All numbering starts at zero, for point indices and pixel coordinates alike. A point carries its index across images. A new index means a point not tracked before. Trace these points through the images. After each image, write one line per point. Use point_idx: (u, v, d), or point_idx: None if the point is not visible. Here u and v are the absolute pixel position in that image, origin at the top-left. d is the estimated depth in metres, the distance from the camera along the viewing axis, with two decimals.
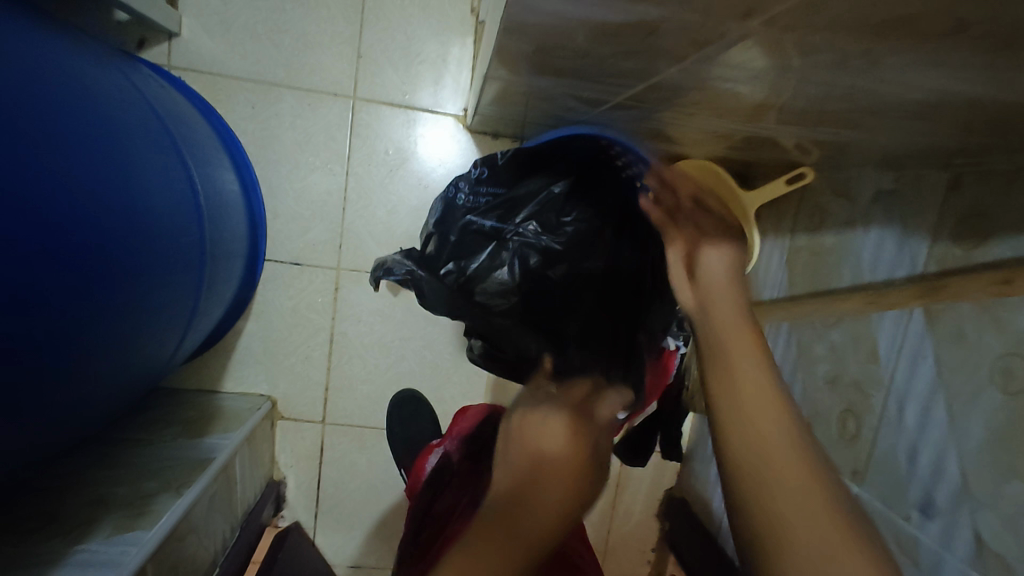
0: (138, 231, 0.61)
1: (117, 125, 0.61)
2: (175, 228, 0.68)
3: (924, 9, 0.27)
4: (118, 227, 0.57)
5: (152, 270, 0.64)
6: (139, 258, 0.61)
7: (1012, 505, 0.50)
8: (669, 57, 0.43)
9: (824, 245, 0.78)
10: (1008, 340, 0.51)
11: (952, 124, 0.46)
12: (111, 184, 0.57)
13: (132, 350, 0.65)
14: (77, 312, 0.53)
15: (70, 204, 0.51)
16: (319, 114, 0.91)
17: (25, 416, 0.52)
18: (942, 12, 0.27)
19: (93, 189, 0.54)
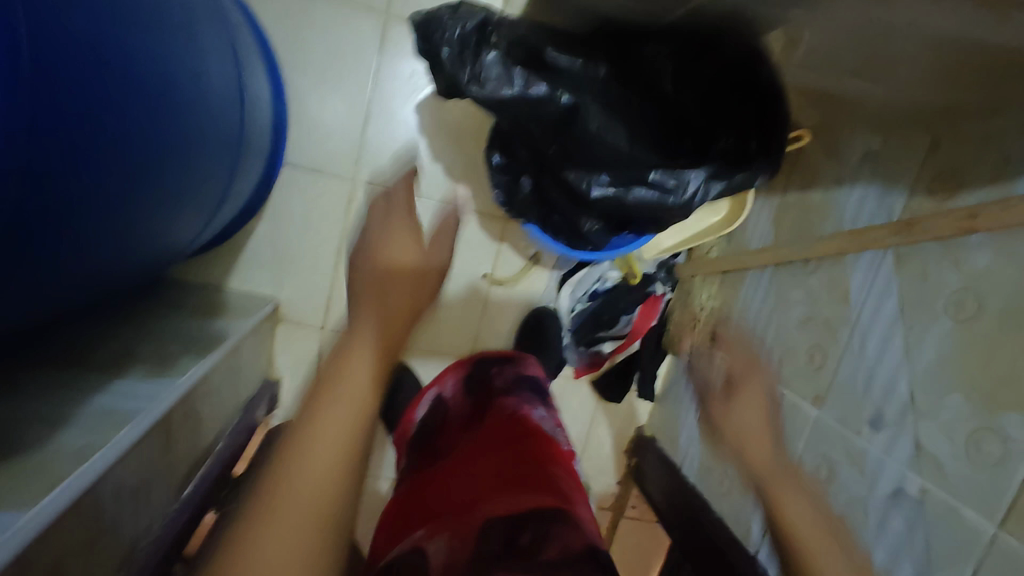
0: (165, 95, 0.60)
1: None
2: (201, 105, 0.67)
3: None
4: (163, 92, 0.59)
5: (173, 140, 0.63)
6: (163, 124, 0.60)
7: (949, 413, 0.59)
8: None
9: (812, 201, 0.86)
10: (966, 275, 0.59)
11: (948, 75, 0.53)
12: (144, 38, 0.56)
13: (150, 219, 0.65)
14: (122, 168, 0.56)
15: (118, 58, 0.53)
16: (351, 25, 0.93)
17: (79, 258, 0.56)
18: None
19: (143, 46, 0.56)
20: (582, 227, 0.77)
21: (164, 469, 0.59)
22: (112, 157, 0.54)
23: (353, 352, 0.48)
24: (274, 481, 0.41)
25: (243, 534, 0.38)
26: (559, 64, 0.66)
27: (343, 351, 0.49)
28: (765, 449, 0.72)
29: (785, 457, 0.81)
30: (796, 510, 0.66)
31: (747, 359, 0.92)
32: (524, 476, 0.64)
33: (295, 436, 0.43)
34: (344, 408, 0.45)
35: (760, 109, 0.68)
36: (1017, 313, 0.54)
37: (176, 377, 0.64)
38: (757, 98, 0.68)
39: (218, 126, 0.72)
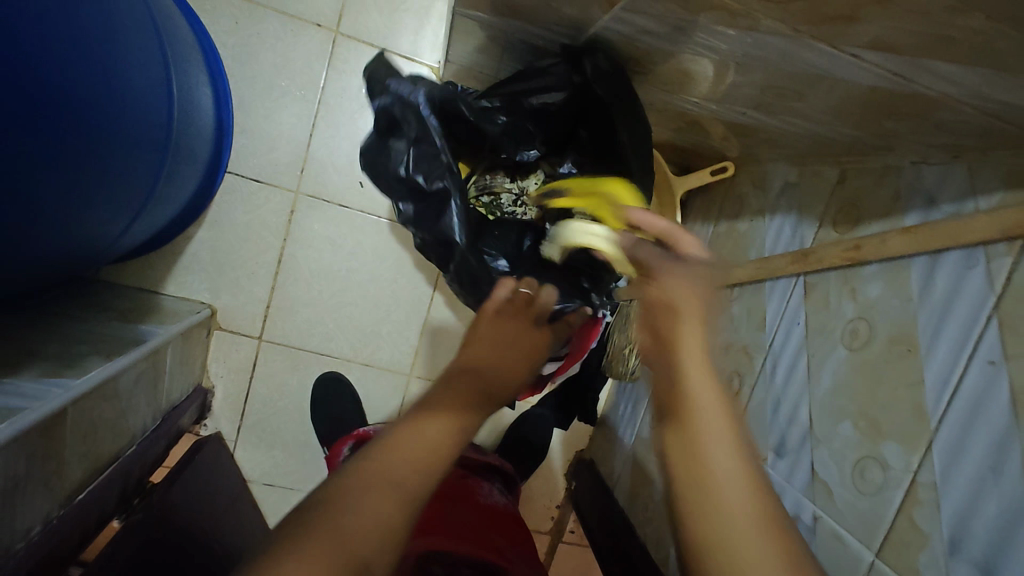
0: (54, 91, 0.57)
1: (109, 9, 0.65)
2: (111, 105, 0.66)
3: None
4: (85, 104, 0.62)
5: (67, 145, 0.61)
6: (63, 119, 0.59)
7: (841, 442, 0.59)
8: (601, 2, 0.50)
9: (739, 231, 0.89)
10: (859, 306, 0.61)
11: (842, 110, 0.56)
12: (37, 28, 0.55)
13: (41, 207, 0.61)
14: (25, 167, 0.57)
15: (34, 65, 0.55)
16: (300, 41, 0.95)
17: None
18: None
19: (61, 57, 0.58)
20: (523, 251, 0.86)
21: (50, 465, 0.57)
22: (18, 152, 0.55)
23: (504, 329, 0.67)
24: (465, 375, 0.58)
25: (350, 484, 0.43)
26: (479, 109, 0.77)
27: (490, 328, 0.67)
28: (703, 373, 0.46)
29: None
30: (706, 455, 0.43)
31: None
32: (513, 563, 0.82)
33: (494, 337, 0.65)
34: (473, 386, 0.57)
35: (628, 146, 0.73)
36: (898, 342, 0.56)
37: (66, 381, 0.62)
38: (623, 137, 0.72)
39: (130, 128, 0.70)
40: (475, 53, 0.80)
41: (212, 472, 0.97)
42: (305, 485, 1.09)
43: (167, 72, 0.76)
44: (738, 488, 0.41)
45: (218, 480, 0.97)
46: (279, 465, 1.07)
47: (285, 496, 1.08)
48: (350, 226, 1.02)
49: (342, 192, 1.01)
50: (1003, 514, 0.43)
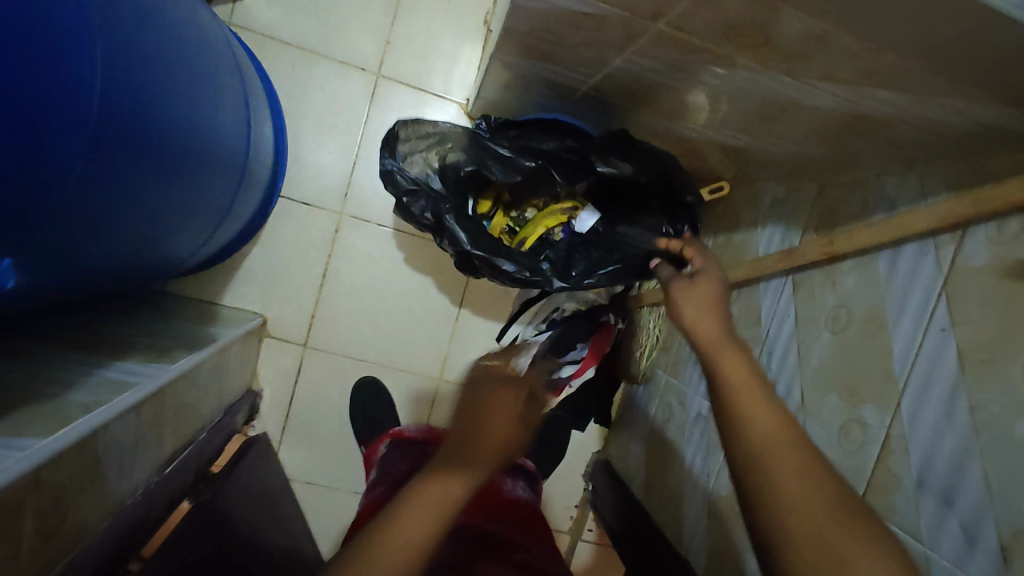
0: (174, 132, 0.70)
1: (204, 61, 0.78)
2: (206, 145, 0.79)
3: (760, 24, 0.47)
4: (190, 138, 0.74)
5: (173, 171, 0.72)
6: (179, 156, 0.72)
7: (828, 411, 0.69)
8: (615, 48, 0.62)
9: (737, 241, 1.00)
10: (839, 295, 0.71)
11: (815, 131, 0.67)
12: (169, 78, 0.68)
13: (145, 226, 0.74)
14: (146, 188, 0.68)
15: (167, 107, 0.67)
16: (346, 83, 1.09)
17: (101, 254, 0.68)
18: (767, 26, 0.47)
19: (178, 100, 0.70)
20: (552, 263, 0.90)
21: (151, 436, 0.67)
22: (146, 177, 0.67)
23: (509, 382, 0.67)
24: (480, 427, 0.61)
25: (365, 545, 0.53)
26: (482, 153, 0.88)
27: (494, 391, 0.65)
28: (733, 382, 0.57)
29: (709, 464, 0.89)
30: (746, 421, 0.53)
31: (687, 381, 1.01)
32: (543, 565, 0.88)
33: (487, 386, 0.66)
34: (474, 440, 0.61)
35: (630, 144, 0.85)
36: (872, 321, 0.66)
37: (162, 366, 0.72)
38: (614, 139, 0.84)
39: (213, 157, 0.83)
40: (503, 91, 0.93)
41: (260, 468, 1.05)
42: (342, 484, 1.17)
43: (241, 111, 0.89)
44: (783, 461, 0.50)
45: (266, 476, 1.06)
46: (319, 464, 1.16)
47: (324, 494, 1.17)
48: (388, 244, 1.14)
49: (380, 214, 1.13)
50: (957, 451, 0.53)
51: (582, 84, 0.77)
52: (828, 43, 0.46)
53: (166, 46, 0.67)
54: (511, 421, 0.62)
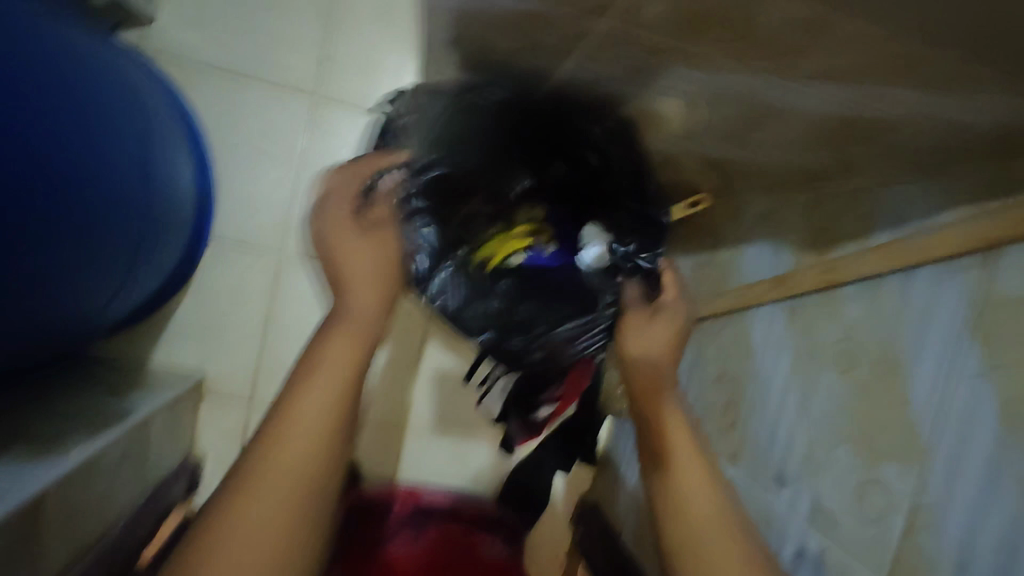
0: (37, 187, 0.59)
1: (88, 98, 0.67)
2: (92, 193, 0.67)
3: (730, 14, 0.36)
4: (65, 190, 0.63)
5: (46, 231, 0.61)
6: (50, 214, 0.61)
7: (839, 466, 0.58)
8: (559, 54, 0.51)
9: (721, 259, 0.90)
10: (842, 327, 0.61)
11: (804, 138, 0.57)
12: (29, 124, 0.57)
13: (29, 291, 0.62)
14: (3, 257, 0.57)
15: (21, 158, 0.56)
16: (279, 107, 0.98)
17: None
18: (739, 17, 0.36)
19: (41, 148, 0.59)
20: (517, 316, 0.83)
21: (28, 553, 0.55)
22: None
23: (347, 252, 0.58)
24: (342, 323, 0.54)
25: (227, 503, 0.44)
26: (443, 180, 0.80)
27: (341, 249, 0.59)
28: (687, 457, 0.60)
29: None
30: (699, 521, 0.55)
31: None
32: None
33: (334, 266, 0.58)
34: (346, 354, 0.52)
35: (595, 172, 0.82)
36: (884, 360, 0.55)
37: (46, 464, 0.60)
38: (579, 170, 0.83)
39: (111, 207, 0.71)
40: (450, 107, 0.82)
41: None
42: None
43: (146, 151, 0.78)
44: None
45: None
46: None
47: None
48: None
49: None
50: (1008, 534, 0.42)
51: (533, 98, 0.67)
52: (819, 34, 0.36)
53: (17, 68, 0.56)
54: (386, 259, 0.59)
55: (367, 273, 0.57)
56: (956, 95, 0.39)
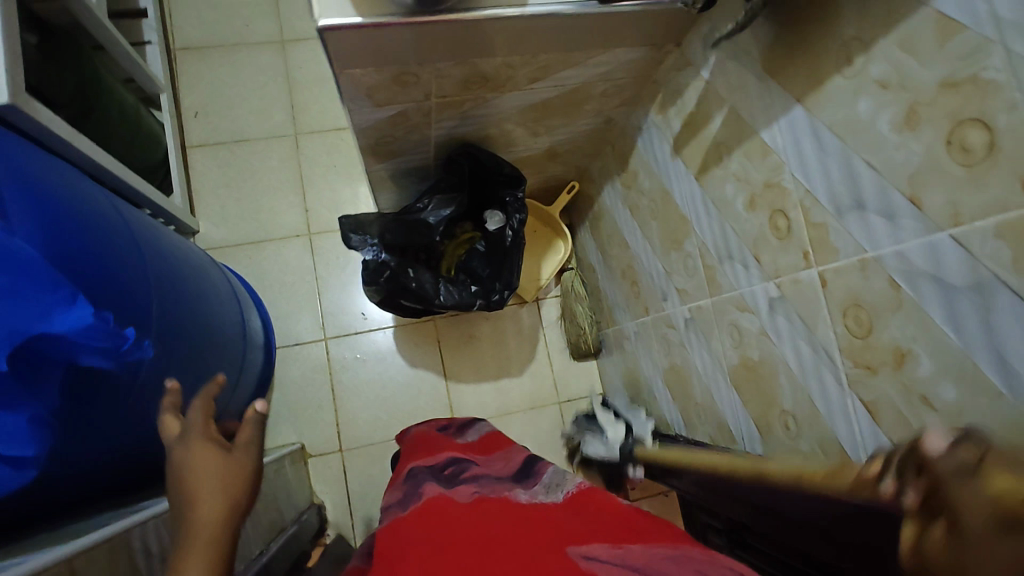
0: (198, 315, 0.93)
1: (201, 266, 1.07)
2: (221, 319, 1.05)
3: (474, 73, 0.82)
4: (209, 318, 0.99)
5: (209, 344, 0.96)
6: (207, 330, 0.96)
7: (676, 264, 0.98)
8: (427, 131, 0.97)
9: (597, 211, 1.34)
10: (648, 195, 1.04)
11: (572, 113, 1.03)
12: (181, 278, 0.91)
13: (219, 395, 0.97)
14: (200, 358, 0.91)
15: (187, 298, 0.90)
16: (291, 249, 1.45)
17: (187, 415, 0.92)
18: (478, 72, 0.82)
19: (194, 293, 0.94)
20: (500, 286, 1.07)
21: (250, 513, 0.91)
22: (196, 349, 0.89)
23: (201, 458, 0.62)
24: (191, 529, 0.55)
25: None
26: (412, 234, 1.02)
27: (194, 463, 0.62)
28: None
29: (656, 358, 1.14)
30: None
31: (620, 320, 1.30)
32: (611, 520, 0.63)
33: (180, 477, 0.60)
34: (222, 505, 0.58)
35: (486, 170, 1.07)
36: (666, 196, 0.97)
37: None
38: (479, 175, 1.08)
39: (230, 327, 1.09)
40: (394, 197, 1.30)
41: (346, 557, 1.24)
42: None
43: (233, 294, 1.19)
44: None
45: None
46: None
47: None
48: (368, 344, 1.43)
49: (354, 324, 1.44)
50: (722, 230, 0.81)
51: (430, 167, 1.13)
52: (511, 63, 0.81)
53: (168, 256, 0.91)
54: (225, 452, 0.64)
55: (211, 473, 0.60)
56: (589, 60, 0.85)
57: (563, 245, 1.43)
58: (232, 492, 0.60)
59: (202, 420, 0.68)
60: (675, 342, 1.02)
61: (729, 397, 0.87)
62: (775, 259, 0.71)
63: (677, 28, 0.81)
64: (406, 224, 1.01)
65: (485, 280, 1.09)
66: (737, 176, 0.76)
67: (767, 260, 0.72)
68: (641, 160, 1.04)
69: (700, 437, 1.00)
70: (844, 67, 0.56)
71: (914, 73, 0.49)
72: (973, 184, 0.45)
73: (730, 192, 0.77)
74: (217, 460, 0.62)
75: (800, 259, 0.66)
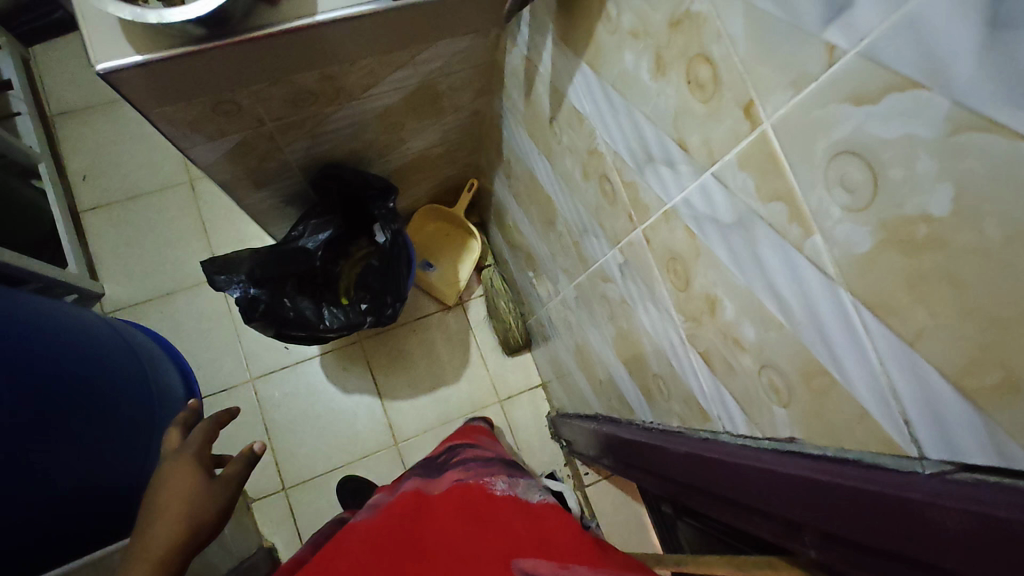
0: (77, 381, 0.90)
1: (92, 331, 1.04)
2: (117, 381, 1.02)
3: (299, 89, 0.80)
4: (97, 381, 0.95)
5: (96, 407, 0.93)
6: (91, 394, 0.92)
7: (555, 244, 0.96)
8: (282, 155, 0.95)
9: (496, 204, 1.32)
10: (522, 181, 1.02)
11: (432, 113, 1.02)
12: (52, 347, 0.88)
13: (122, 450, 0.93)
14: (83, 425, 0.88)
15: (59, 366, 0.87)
16: (203, 295, 1.43)
17: None
18: (303, 88, 0.80)
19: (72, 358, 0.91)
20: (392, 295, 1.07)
21: None
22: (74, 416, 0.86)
23: (180, 479, 0.72)
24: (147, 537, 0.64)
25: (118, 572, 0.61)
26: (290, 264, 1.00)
27: (171, 480, 0.72)
28: None
29: (568, 341, 1.12)
30: None
31: (537, 308, 1.29)
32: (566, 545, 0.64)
33: (159, 491, 0.71)
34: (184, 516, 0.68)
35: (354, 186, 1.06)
36: (533, 178, 0.95)
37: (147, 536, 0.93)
38: (348, 192, 1.07)
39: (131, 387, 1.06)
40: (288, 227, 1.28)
41: None
42: None
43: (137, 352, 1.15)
44: None
45: None
46: None
47: None
48: (297, 376, 1.41)
49: (280, 360, 1.41)
50: (574, 203, 0.80)
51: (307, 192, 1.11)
52: (335, 71, 0.80)
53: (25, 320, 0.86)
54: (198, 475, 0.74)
55: (180, 493, 0.70)
56: (417, 57, 0.84)
57: (475, 244, 1.42)
58: (199, 514, 0.69)
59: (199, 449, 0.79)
60: (574, 322, 1.01)
61: (620, 369, 0.86)
62: (613, 225, 0.69)
63: (492, 10, 0.80)
64: (280, 255, 0.98)
65: (376, 295, 1.09)
66: (569, 148, 0.74)
67: (607, 227, 0.71)
68: (510, 148, 1.03)
69: (614, 414, 0.98)
70: (608, 22, 0.55)
71: (650, 17, 0.48)
72: (714, 118, 0.44)
73: (568, 164, 0.76)
74: (199, 481, 0.73)
75: (627, 221, 0.65)
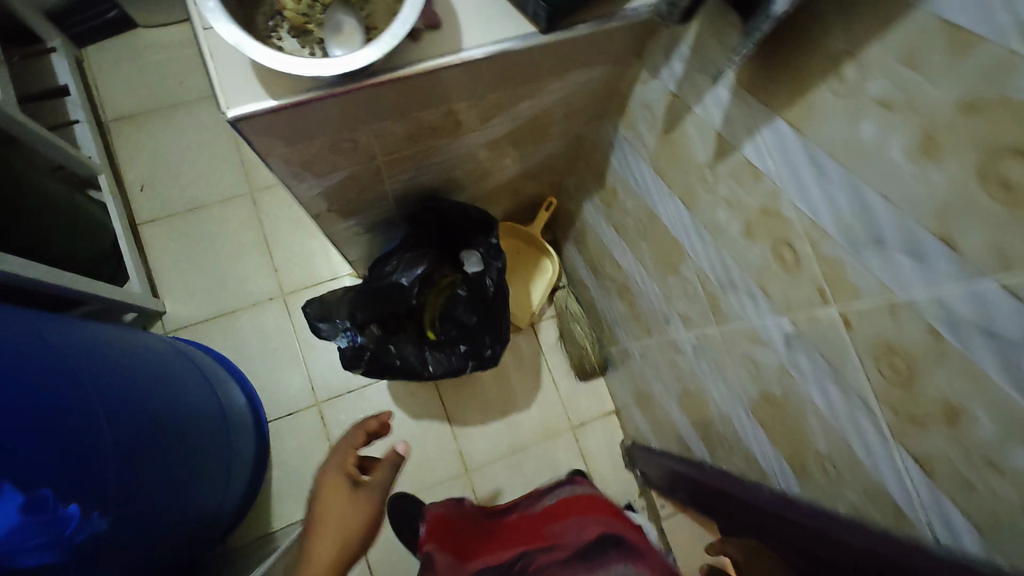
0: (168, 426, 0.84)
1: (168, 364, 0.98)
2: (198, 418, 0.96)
3: (422, 125, 0.73)
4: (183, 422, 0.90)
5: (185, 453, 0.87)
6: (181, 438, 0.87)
7: (672, 289, 0.90)
8: (383, 187, 0.89)
9: (579, 227, 1.26)
10: (632, 215, 0.95)
11: (537, 140, 0.94)
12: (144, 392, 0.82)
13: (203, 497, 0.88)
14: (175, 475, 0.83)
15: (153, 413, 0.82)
16: (266, 314, 1.37)
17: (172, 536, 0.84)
18: (427, 123, 0.73)
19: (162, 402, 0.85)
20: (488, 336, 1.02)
21: None
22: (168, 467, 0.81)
23: (331, 500, 0.75)
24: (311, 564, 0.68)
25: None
26: (387, 302, 0.96)
27: (326, 500, 0.75)
28: None
29: (666, 381, 1.06)
30: None
31: (623, 339, 1.22)
32: None
33: (316, 512, 0.74)
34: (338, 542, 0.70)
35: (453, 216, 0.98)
36: (651, 217, 0.88)
37: None
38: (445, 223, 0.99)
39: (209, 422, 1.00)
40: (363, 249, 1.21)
41: None
42: None
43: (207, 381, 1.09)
44: None
45: None
46: None
47: None
48: (363, 400, 1.36)
49: (346, 383, 1.36)
50: (719, 257, 0.73)
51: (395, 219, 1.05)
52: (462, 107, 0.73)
53: (114, 366, 0.80)
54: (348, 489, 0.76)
55: (338, 512, 0.73)
56: (547, 88, 0.76)
57: (551, 266, 1.36)
58: (355, 530, 0.72)
59: (344, 456, 0.83)
60: (685, 368, 0.94)
61: (754, 431, 0.80)
62: (785, 293, 0.62)
63: (634, 42, 0.72)
64: (378, 294, 0.94)
65: (471, 332, 1.03)
66: (727, 201, 0.67)
67: (776, 294, 0.64)
68: (618, 179, 0.96)
69: (728, 468, 0.93)
70: (837, 84, 0.48)
71: (925, 93, 0.41)
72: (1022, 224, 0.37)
73: (722, 217, 0.69)
74: (347, 493, 0.76)
75: (814, 295, 0.58)
